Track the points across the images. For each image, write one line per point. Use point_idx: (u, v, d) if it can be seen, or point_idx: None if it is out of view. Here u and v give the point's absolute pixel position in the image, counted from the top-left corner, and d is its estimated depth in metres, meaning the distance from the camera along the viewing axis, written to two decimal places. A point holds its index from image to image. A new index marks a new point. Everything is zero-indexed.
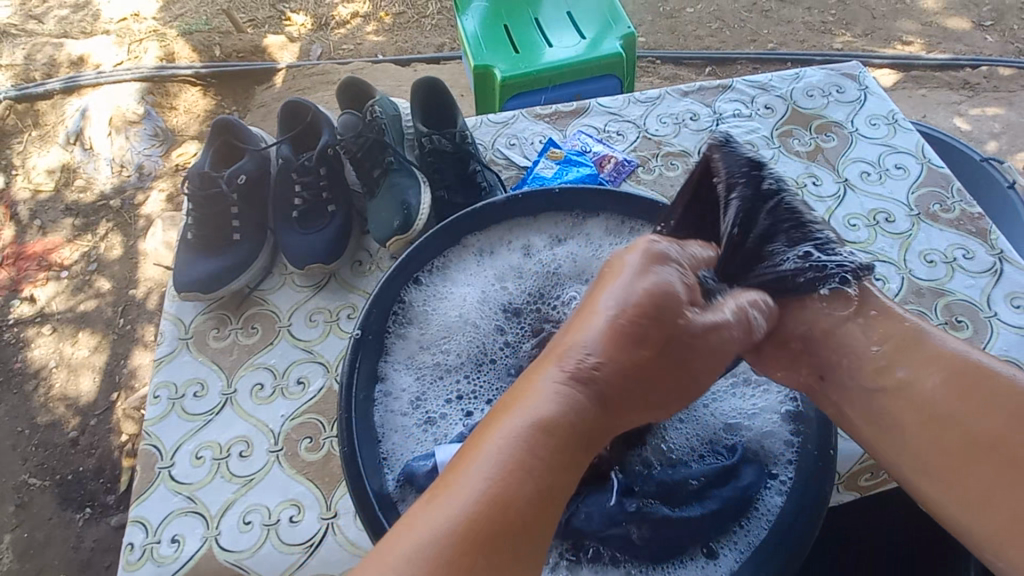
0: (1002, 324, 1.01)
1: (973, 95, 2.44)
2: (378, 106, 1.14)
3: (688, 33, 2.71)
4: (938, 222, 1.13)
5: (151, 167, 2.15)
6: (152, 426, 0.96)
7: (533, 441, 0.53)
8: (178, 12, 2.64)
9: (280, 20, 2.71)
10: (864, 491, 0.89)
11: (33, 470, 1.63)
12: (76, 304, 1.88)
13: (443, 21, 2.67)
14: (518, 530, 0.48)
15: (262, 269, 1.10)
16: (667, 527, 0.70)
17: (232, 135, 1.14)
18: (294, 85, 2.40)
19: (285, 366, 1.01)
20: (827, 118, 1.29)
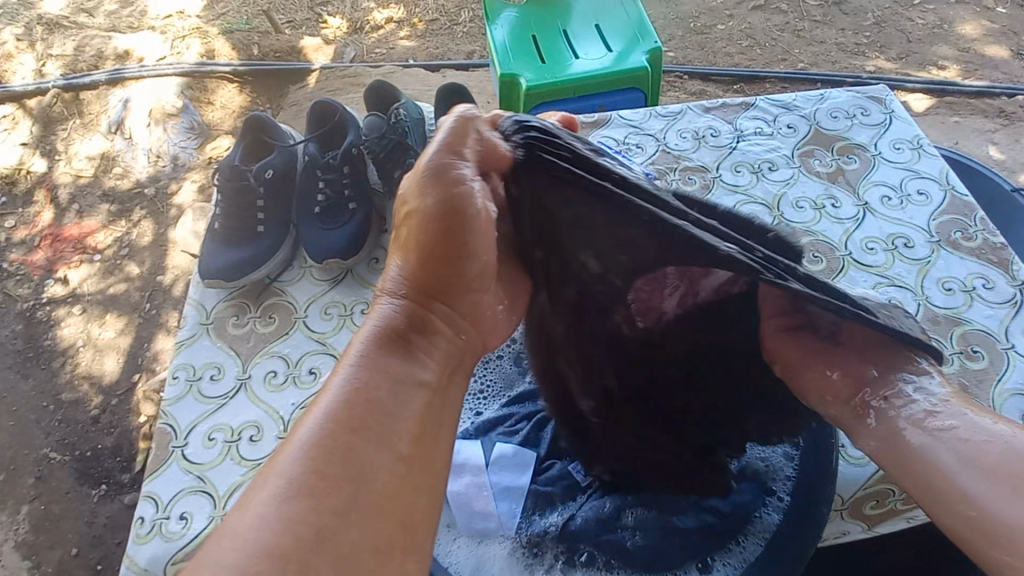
0: (1020, 357, 0.98)
1: (1009, 123, 2.39)
2: (402, 109, 1.18)
3: (716, 50, 2.72)
4: (959, 250, 1.11)
5: (185, 159, 2.23)
6: (169, 406, 1.00)
7: (428, 372, 0.56)
8: (220, 12, 2.75)
9: (317, 23, 2.79)
10: (870, 521, 0.87)
11: (55, 444, 1.69)
12: (106, 286, 1.96)
13: (474, 28, 2.72)
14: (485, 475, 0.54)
15: (283, 261, 1.14)
16: (660, 535, 0.71)
17: (262, 131, 1.18)
18: (326, 86, 2.47)
19: (298, 356, 1.04)
20: (850, 140, 1.28)
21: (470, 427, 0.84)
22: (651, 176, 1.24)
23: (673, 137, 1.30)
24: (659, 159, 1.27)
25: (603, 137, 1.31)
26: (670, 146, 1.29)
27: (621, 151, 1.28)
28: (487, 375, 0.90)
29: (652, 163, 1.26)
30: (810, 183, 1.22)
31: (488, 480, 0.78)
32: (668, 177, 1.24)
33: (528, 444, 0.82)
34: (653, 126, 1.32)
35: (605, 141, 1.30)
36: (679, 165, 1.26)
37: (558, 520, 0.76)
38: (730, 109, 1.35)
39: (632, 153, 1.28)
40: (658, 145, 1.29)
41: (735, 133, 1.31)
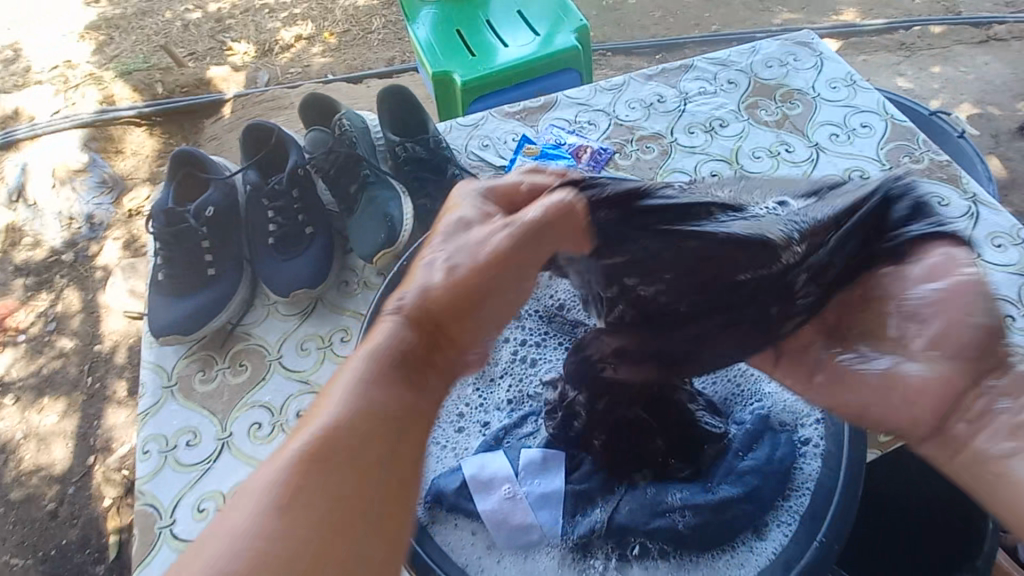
0: (987, 264, 1.02)
1: (911, 54, 2.54)
2: (345, 119, 1.10)
3: (633, 23, 2.76)
4: (911, 174, 1.15)
5: (103, 216, 2.05)
6: (146, 484, 0.90)
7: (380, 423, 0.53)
8: (113, 53, 2.54)
9: (222, 50, 2.62)
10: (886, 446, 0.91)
11: (11, 552, 1.51)
12: (38, 369, 1.77)
13: (390, 34, 2.64)
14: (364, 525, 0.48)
15: (243, 303, 1.05)
16: (711, 510, 0.68)
17: (192, 166, 1.08)
18: (244, 114, 2.33)
19: (281, 401, 0.95)
20: (789, 87, 1.31)
21: (487, 441, 0.79)
22: (610, 150, 1.22)
23: (623, 109, 1.29)
24: (614, 132, 1.26)
25: (554, 119, 1.28)
26: (622, 118, 1.28)
27: (575, 130, 1.26)
28: (487, 386, 0.86)
29: (608, 138, 1.25)
30: (761, 133, 1.24)
31: (523, 490, 0.73)
32: (627, 148, 1.23)
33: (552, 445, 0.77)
34: (601, 101, 1.31)
35: (557, 123, 1.27)
36: (634, 135, 1.25)
37: (603, 514, 0.71)
38: (671, 74, 1.35)
39: (586, 131, 1.26)
40: (610, 119, 1.28)
41: (682, 96, 1.31)
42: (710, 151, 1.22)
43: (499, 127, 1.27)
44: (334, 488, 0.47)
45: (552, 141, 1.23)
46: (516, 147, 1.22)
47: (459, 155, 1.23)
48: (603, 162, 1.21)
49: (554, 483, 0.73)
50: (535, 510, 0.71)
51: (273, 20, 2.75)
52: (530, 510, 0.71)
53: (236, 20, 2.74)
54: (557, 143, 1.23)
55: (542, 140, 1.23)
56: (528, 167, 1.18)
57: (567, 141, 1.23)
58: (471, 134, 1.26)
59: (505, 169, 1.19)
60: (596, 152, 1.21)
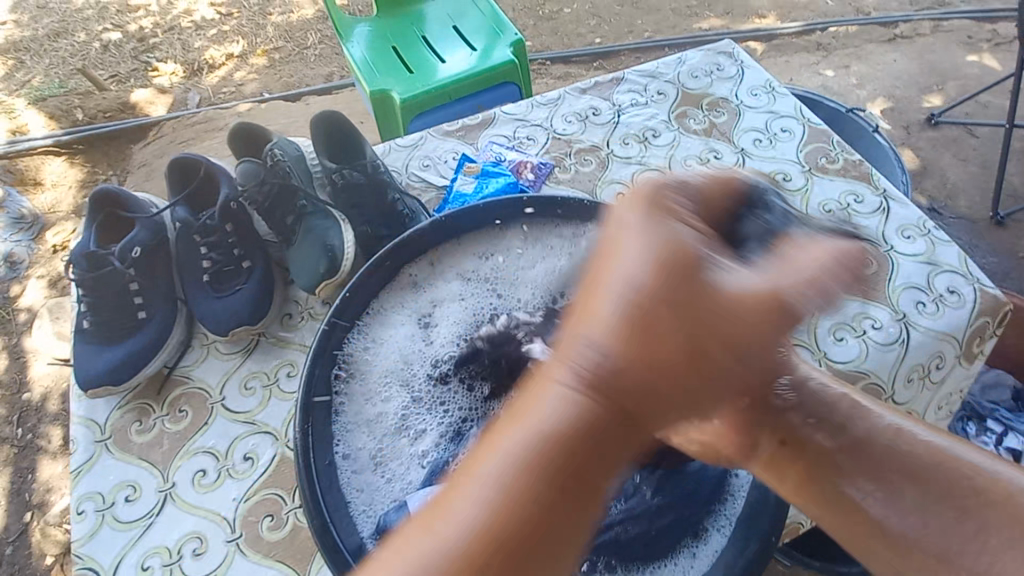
0: (899, 255, 1.10)
1: (827, 54, 2.71)
2: (278, 149, 1.08)
3: (570, 32, 2.82)
4: (828, 174, 1.23)
5: (24, 254, 1.91)
6: (82, 547, 0.84)
7: None
8: (24, 79, 2.38)
9: (147, 71, 2.50)
10: None
11: None
12: None
13: (326, 49, 2.60)
14: (371, 532, 0.53)
15: (179, 344, 1.00)
16: (648, 519, 0.73)
17: (116, 205, 1.03)
18: (176, 138, 2.23)
19: (226, 446, 0.92)
20: (714, 95, 1.38)
21: (432, 470, 0.78)
22: (549, 164, 1.25)
23: (560, 123, 1.32)
24: (552, 146, 1.28)
25: (493, 136, 1.29)
26: (559, 132, 1.31)
27: (514, 146, 1.28)
28: (430, 412, 0.84)
29: (547, 152, 1.27)
30: (691, 142, 1.29)
31: None
32: (566, 162, 1.26)
33: None
34: (538, 116, 1.33)
35: (496, 140, 1.29)
36: (572, 148, 1.28)
37: None
38: (604, 87, 1.39)
39: (525, 146, 1.28)
40: (548, 133, 1.30)
41: (615, 108, 1.35)
42: (645, 161, 1.26)
43: (439, 146, 1.27)
44: (378, 525, 0.53)
45: (492, 159, 1.25)
46: (457, 166, 1.23)
47: (400, 177, 1.22)
48: (543, 178, 1.23)
49: None
50: None
51: (201, 38, 2.64)
52: None
53: (161, 39, 2.62)
54: (497, 160, 1.24)
55: (482, 158, 1.25)
56: (469, 187, 1.19)
57: (506, 158, 1.24)
58: (410, 155, 1.26)
59: (447, 190, 1.20)
60: (536, 168, 1.23)
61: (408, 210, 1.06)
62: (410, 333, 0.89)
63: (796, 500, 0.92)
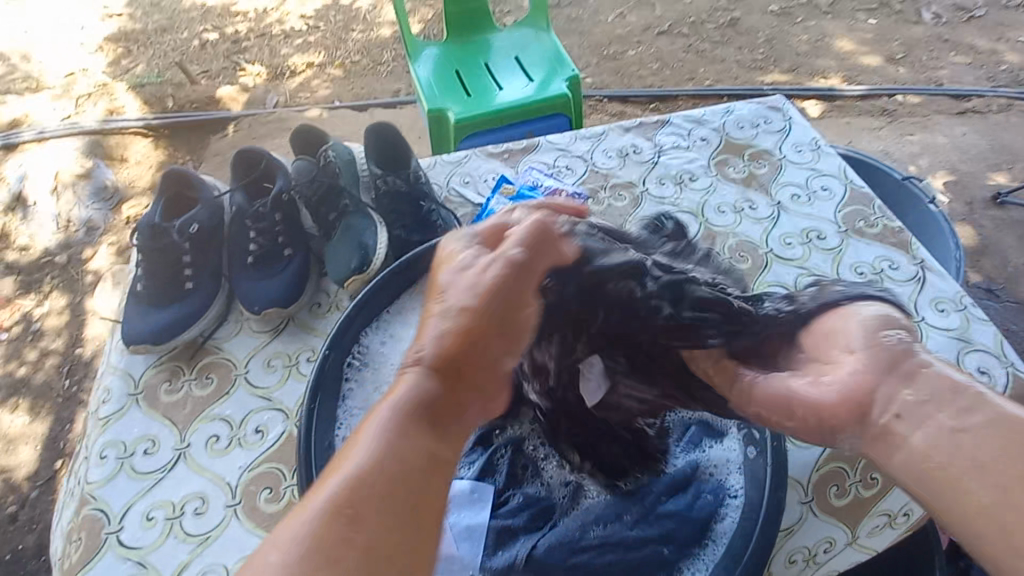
0: (930, 327, 1.07)
1: (892, 120, 2.65)
2: (331, 151, 1.16)
3: (631, 73, 2.89)
4: (865, 237, 1.21)
5: (101, 221, 2.09)
6: (98, 490, 0.91)
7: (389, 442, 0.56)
8: (128, 67, 2.64)
9: (235, 71, 2.73)
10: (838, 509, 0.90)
11: None
12: (16, 368, 1.78)
13: (398, 67, 2.76)
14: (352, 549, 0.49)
15: (217, 317, 1.08)
16: (624, 549, 0.73)
17: (183, 185, 1.14)
18: (249, 133, 2.41)
19: (241, 416, 0.98)
20: (758, 147, 1.39)
21: None
22: (583, 195, 1.29)
23: (600, 157, 1.36)
24: (589, 178, 1.32)
25: (534, 162, 1.35)
26: (598, 165, 1.35)
27: (553, 174, 1.33)
28: None
29: (584, 183, 1.32)
30: (728, 189, 1.31)
31: (449, 521, 0.77)
32: (600, 195, 1.30)
33: (485, 479, 0.83)
34: (580, 148, 1.38)
35: (537, 166, 1.34)
36: (608, 182, 1.32)
37: (524, 548, 0.75)
38: (648, 127, 1.43)
39: (563, 175, 1.33)
40: (587, 165, 1.35)
41: (656, 149, 1.38)
42: (678, 203, 1.28)
43: (481, 166, 1.33)
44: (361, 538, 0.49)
45: (530, 183, 1.30)
46: (495, 186, 1.29)
47: (440, 190, 1.29)
48: None
49: (481, 515, 0.78)
50: (458, 541, 0.75)
51: (287, 46, 2.87)
52: (453, 540, 0.75)
53: (252, 43, 2.86)
54: (534, 185, 1.29)
55: (520, 181, 1.30)
56: (503, 207, 1.24)
57: (543, 184, 1.29)
58: (453, 171, 1.33)
59: (481, 207, 1.25)
60: (570, 197, 1.27)
61: (442, 221, 1.13)
62: None
63: (789, 563, 0.86)
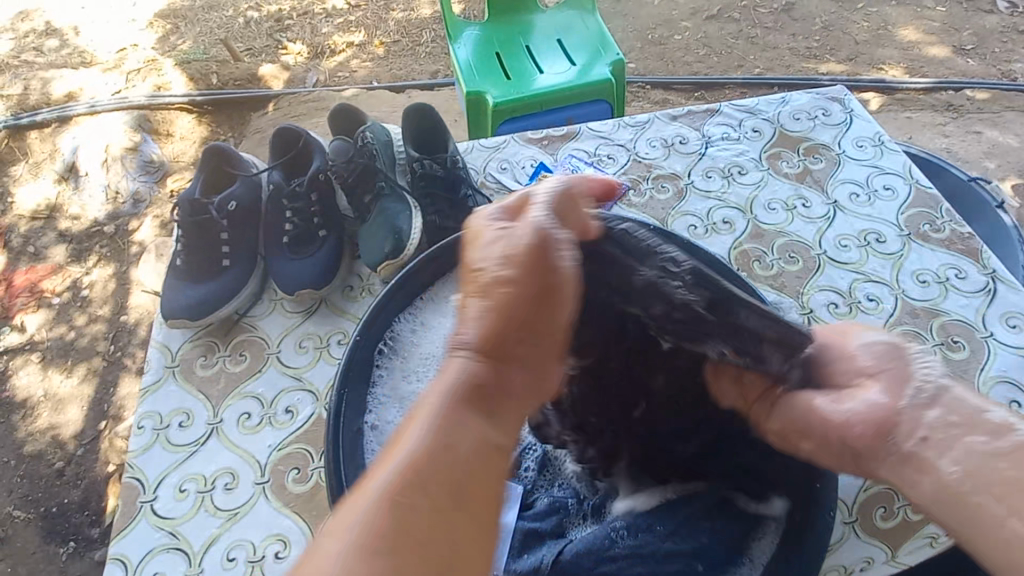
0: (997, 344, 0.99)
1: (957, 116, 2.47)
2: (369, 132, 1.15)
3: (677, 59, 2.78)
4: (929, 242, 1.13)
5: (146, 193, 2.14)
6: (135, 458, 0.93)
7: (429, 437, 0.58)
8: (175, 43, 2.69)
9: (277, 49, 2.75)
10: (884, 532, 0.85)
11: (17, 503, 1.56)
12: (65, 332, 1.85)
13: (437, 48, 2.73)
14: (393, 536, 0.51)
15: (252, 295, 1.09)
16: (656, 561, 0.70)
17: (223, 161, 1.14)
18: (289, 111, 2.42)
19: (273, 395, 0.99)
20: (814, 141, 1.31)
21: None
22: (625, 185, 1.24)
23: (644, 147, 1.31)
24: (631, 168, 1.27)
25: (574, 149, 1.31)
26: (641, 155, 1.29)
27: (593, 163, 1.28)
28: None
29: (625, 174, 1.26)
30: (780, 185, 1.23)
31: None
32: (642, 186, 1.24)
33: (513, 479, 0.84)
34: (622, 137, 1.33)
35: (577, 154, 1.30)
36: (651, 173, 1.26)
37: (549, 553, 0.73)
38: (696, 116, 1.36)
39: (604, 164, 1.28)
40: (630, 155, 1.30)
41: (704, 140, 1.32)
42: (726, 197, 1.22)
43: (520, 152, 1.30)
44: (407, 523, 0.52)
45: (569, 171, 1.26)
46: (533, 173, 1.25)
47: (477, 176, 1.26)
48: (616, 198, 1.22)
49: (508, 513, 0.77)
50: None
51: (328, 25, 2.86)
52: None
53: (294, 21, 2.87)
54: (573, 174, 1.25)
55: (559, 169, 1.26)
56: None
57: (583, 173, 1.25)
58: (491, 156, 1.29)
59: None
60: None
61: (478, 208, 1.10)
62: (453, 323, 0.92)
63: None
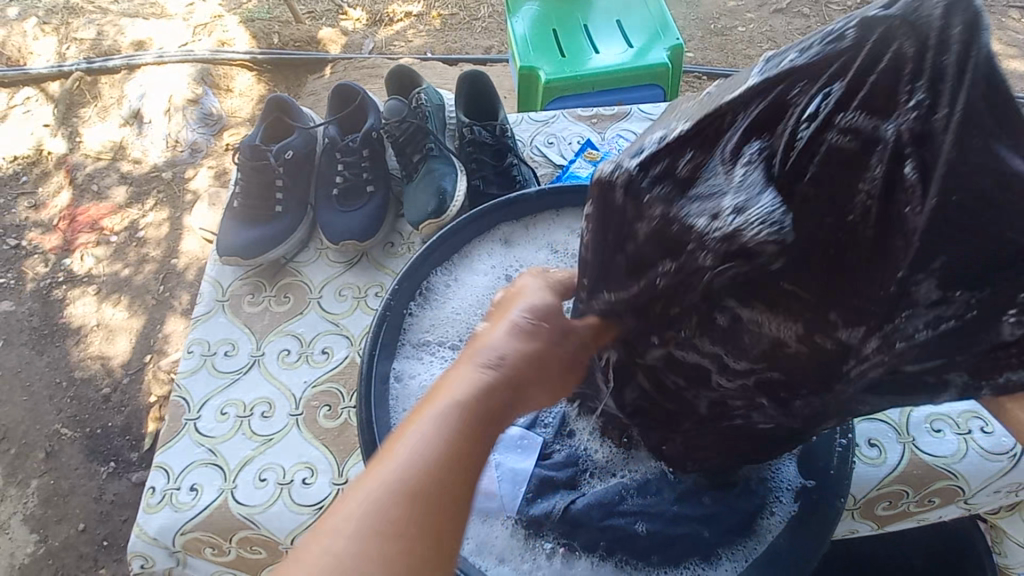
0: None
1: None
2: (424, 94, 1.19)
3: (737, 51, 2.70)
4: None
5: (204, 145, 2.25)
6: (183, 379, 1.01)
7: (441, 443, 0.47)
8: (241, 1, 2.77)
9: (337, 14, 2.80)
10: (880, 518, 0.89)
11: (66, 421, 1.70)
12: (120, 269, 1.97)
13: (493, 24, 2.73)
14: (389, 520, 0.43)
15: (300, 242, 1.15)
16: (664, 521, 0.74)
17: (284, 113, 1.19)
18: (344, 76, 2.48)
19: (311, 336, 1.04)
20: None
21: None
22: None
23: None
24: None
25: (623, 129, 1.30)
26: None
27: None
28: None
29: None
30: None
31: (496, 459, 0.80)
32: None
33: (535, 427, 0.84)
34: None
35: (625, 134, 1.29)
36: None
37: (560, 502, 0.77)
38: None
39: None
40: None
41: None
42: None
43: (567, 128, 1.31)
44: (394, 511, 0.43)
45: (615, 151, 1.26)
46: (578, 150, 1.26)
47: (523, 147, 1.28)
48: None
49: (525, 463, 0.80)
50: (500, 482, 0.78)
51: None
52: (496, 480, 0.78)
53: None
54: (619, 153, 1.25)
55: (605, 147, 1.27)
56: (585, 171, 1.21)
57: None
58: (539, 130, 1.31)
59: (563, 169, 1.23)
60: None
61: (521, 176, 1.12)
62: (486, 284, 0.95)
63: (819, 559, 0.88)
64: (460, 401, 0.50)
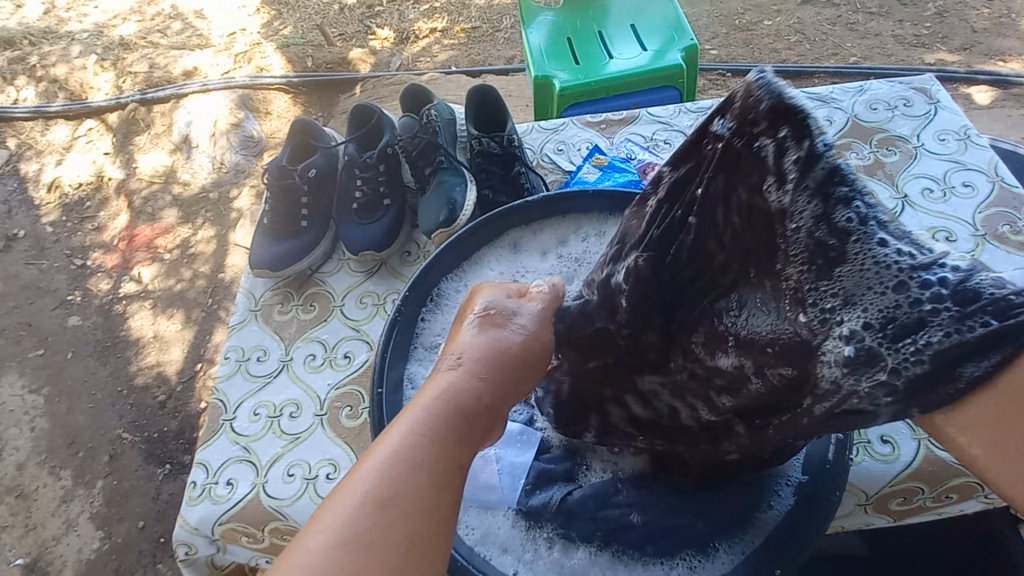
0: None
1: None
2: (434, 110, 1.25)
3: (763, 46, 2.66)
4: (1006, 245, 1.05)
5: (246, 165, 2.40)
6: (221, 383, 1.10)
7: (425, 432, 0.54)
8: (278, 28, 2.94)
9: (366, 35, 2.93)
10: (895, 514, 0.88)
11: (126, 426, 1.85)
12: (173, 285, 2.13)
13: (515, 35, 2.79)
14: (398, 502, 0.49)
15: (323, 254, 1.23)
16: (659, 513, 0.77)
17: (307, 134, 1.28)
18: (373, 94, 2.60)
19: (335, 341, 1.12)
20: (890, 132, 1.24)
21: None
22: None
23: None
24: None
25: (631, 133, 1.33)
26: None
27: (648, 147, 1.30)
28: None
29: None
30: None
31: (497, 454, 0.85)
32: None
33: (534, 423, 0.90)
34: (682, 122, 1.33)
35: (633, 138, 1.32)
36: None
37: (558, 493, 0.81)
38: None
39: (659, 149, 1.29)
40: None
41: None
42: None
43: (576, 135, 1.34)
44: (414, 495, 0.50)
45: (623, 155, 1.29)
46: (586, 155, 1.30)
47: (533, 155, 1.32)
48: None
49: (525, 457, 0.85)
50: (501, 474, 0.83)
51: (415, 11, 3.01)
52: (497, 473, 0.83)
53: (384, 8, 3.04)
54: (626, 157, 1.28)
55: (613, 152, 1.29)
56: (593, 176, 1.24)
57: (637, 157, 1.27)
58: (549, 137, 1.35)
59: (571, 175, 1.27)
60: None
61: (529, 184, 1.16)
62: None
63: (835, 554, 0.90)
64: (444, 393, 0.58)
